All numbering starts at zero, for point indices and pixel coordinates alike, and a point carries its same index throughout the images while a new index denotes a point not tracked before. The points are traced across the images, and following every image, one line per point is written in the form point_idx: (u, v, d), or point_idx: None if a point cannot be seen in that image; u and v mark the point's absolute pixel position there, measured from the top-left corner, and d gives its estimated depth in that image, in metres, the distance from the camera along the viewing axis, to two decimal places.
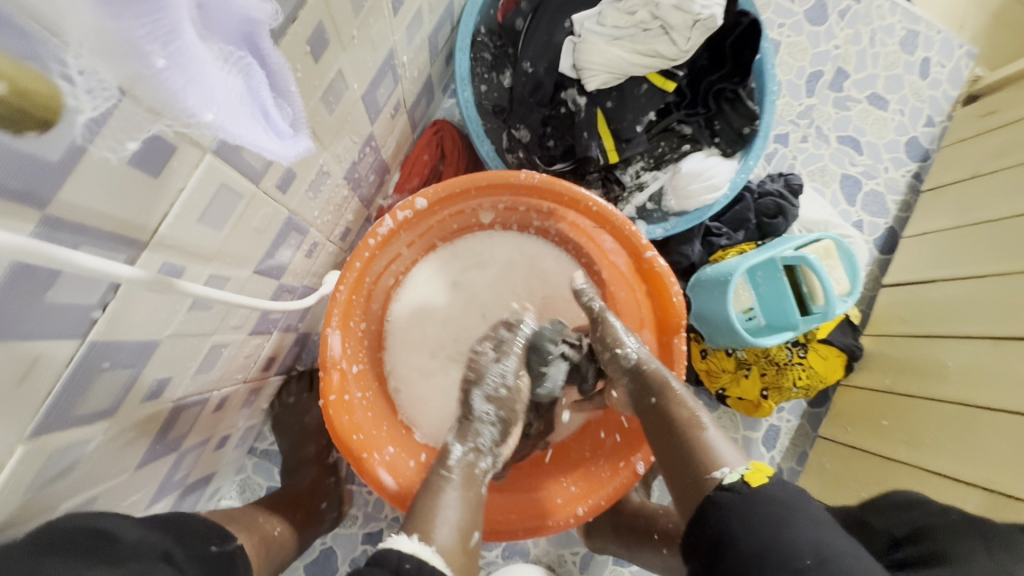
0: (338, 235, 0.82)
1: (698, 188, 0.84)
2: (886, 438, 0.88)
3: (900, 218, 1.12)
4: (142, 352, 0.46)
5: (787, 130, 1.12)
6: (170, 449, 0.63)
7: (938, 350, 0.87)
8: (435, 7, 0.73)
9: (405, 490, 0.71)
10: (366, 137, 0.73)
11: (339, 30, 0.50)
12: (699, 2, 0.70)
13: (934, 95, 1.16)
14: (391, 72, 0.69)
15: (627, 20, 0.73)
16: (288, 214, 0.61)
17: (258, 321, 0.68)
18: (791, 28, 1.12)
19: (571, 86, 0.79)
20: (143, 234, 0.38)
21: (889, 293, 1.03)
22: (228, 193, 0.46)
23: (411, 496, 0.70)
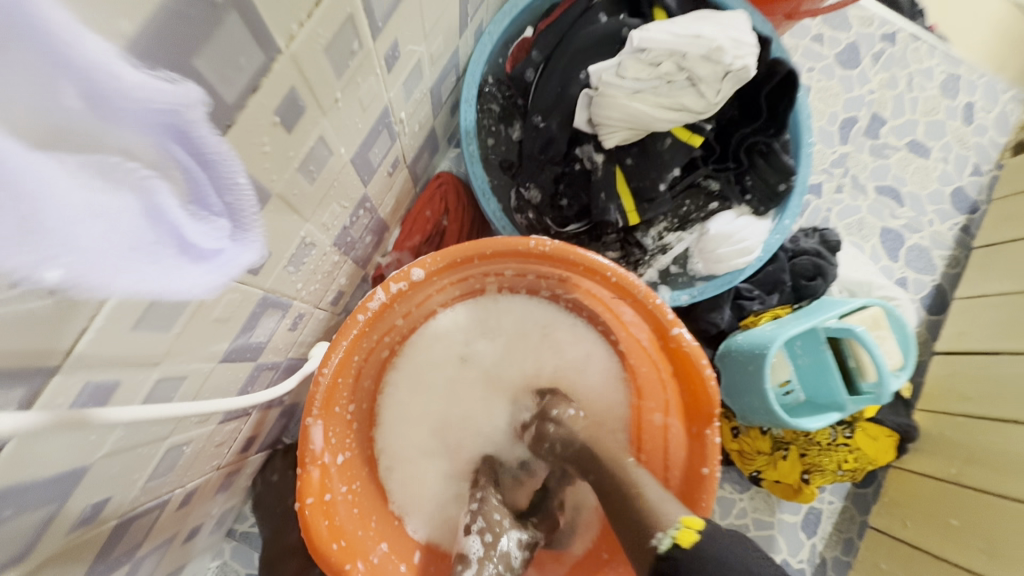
0: (329, 301, 0.75)
1: (728, 252, 0.76)
2: (958, 542, 0.76)
3: (949, 275, 1.02)
4: (65, 484, 0.38)
5: (820, 180, 1.03)
6: (119, 563, 0.55)
7: (1011, 438, 0.76)
8: (439, 58, 0.67)
9: None
10: (359, 199, 0.66)
11: (320, 95, 0.43)
12: (731, 53, 0.63)
13: (980, 141, 1.07)
14: (387, 130, 0.63)
15: (650, 72, 0.65)
16: (263, 293, 0.53)
17: (230, 409, 0.59)
18: (821, 72, 1.05)
19: (587, 142, 0.72)
20: (51, 360, 0.30)
21: (942, 362, 0.92)
22: (176, 291, 0.38)
23: None
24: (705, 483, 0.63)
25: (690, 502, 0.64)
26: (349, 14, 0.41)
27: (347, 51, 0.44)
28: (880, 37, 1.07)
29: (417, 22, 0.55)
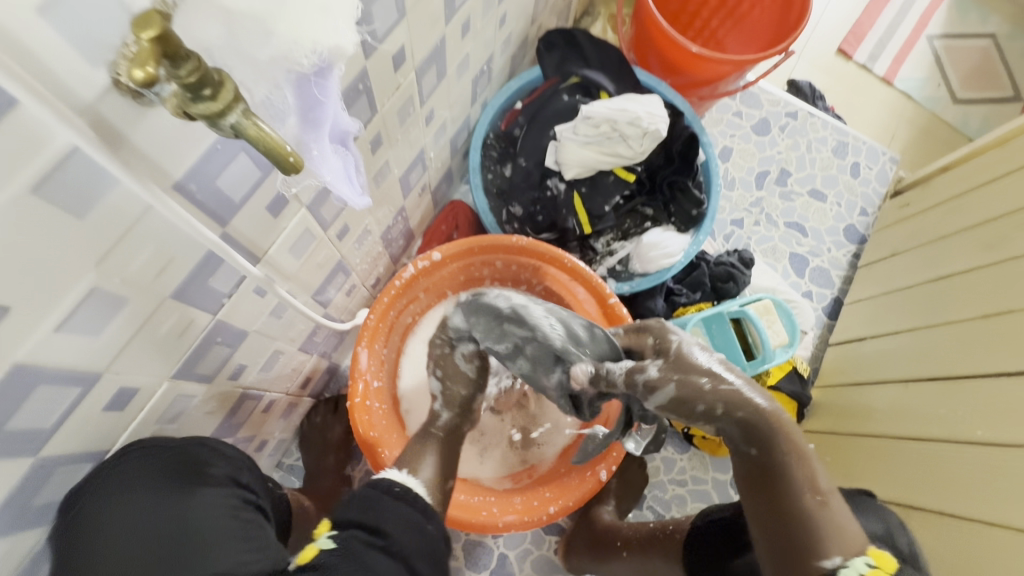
0: (371, 282, 1.05)
1: (656, 255, 1.06)
2: (830, 472, 1.01)
3: (844, 289, 1.31)
4: (238, 338, 0.66)
5: (741, 215, 1.35)
6: (229, 433, 0.81)
7: (867, 395, 1.02)
8: (457, 119, 1.01)
9: None
10: (399, 207, 0.98)
11: (390, 134, 0.76)
12: (647, 120, 0.97)
13: (865, 191, 1.40)
14: (421, 163, 0.96)
15: (595, 131, 0.98)
16: (339, 257, 0.84)
17: (307, 339, 0.88)
18: (740, 138, 1.41)
19: (554, 175, 1.05)
20: (260, 252, 0.60)
21: (833, 351, 1.19)
22: (308, 234, 0.69)
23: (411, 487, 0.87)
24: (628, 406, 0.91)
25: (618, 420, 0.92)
26: (411, 91, 0.75)
27: (407, 111, 0.77)
28: (785, 114, 1.43)
29: (445, 96, 0.89)
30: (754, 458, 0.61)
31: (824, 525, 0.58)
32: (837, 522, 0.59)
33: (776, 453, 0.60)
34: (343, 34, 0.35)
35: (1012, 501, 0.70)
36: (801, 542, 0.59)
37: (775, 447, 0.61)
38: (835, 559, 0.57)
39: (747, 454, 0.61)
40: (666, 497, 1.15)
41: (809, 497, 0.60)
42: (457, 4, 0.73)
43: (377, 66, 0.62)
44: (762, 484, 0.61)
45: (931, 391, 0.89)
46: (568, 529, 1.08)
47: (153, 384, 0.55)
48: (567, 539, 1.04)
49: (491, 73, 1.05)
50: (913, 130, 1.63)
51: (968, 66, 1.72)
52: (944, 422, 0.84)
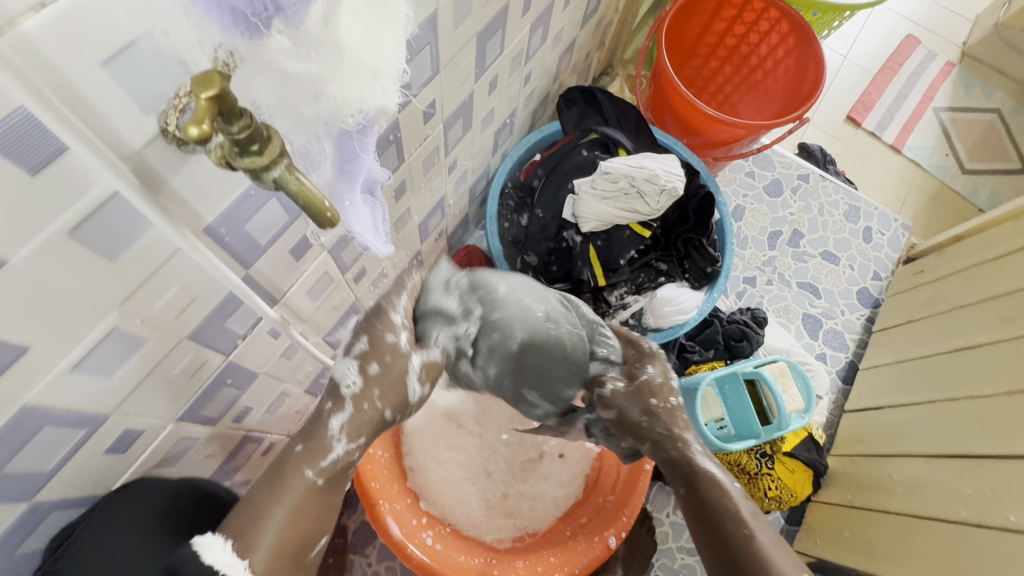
0: (382, 324, 1.04)
1: (670, 311, 1.06)
2: (847, 548, 0.96)
3: (858, 353, 1.29)
4: (246, 379, 0.65)
5: (754, 274, 1.35)
6: (226, 476, 0.79)
7: (888, 467, 0.98)
8: (478, 168, 1.03)
9: (405, 538, 0.81)
10: (416, 251, 0.98)
11: (414, 182, 0.77)
12: (666, 178, 0.98)
13: (878, 255, 1.40)
14: (441, 209, 0.97)
15: (612, 186, 1.00)
16: (353, 299, 0.83)
17: (313, 381, 0.86)
18: (753, 198, 1.43)
19: (571, 228, 1.05)
20: (278, 294, 0.60)
21: (849, 418, 1.16)
22: (326, 277, 0.68)
23: (409, 544, 0.81)
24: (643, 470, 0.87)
25: (632, 485, 0.88)
26: (437, 142, 0.77)
27: (431, 161, 0.79)
28: (797, 176, 1.46)
29: (468, 147, 0.91)
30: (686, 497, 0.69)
31: (767, 551, 0.62)
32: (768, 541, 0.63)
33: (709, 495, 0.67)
34: (390, 94, 0.35)
35: None
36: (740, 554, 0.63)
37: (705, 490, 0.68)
38: None
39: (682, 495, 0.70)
40: (674, 567, 1.09)
41: (738, 527, 0.64)
42: (487, 63, 0.76)
43: (408, 119, 0.63)
44: (701, 520, 0.67)
45: (956, 468, 0.85)
46: None
47: (158, 426, 0.53)
48: None
49: (512, 126, 1.08)
50: (923, 197, 1.65)
51: (975, 137, 1.76)
52: (973, 501, 0.80)
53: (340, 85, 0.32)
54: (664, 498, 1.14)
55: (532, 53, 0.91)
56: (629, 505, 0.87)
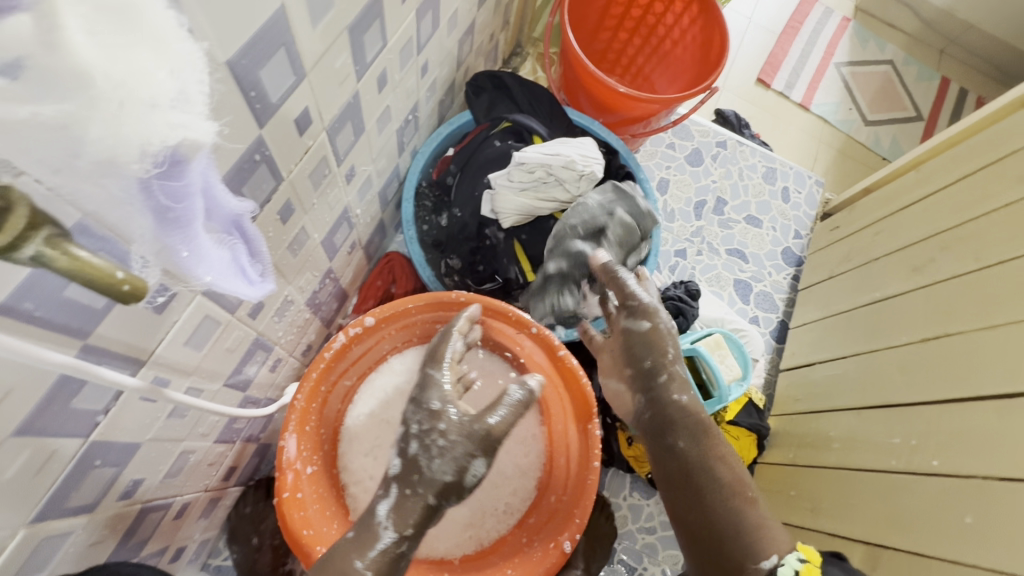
0: (301, 350, 0.95)
1: None
2: (795, 507, 0.99)
3: (787, 311, 1.33)
4: (126, 453, 0.56)
5: (684, 246, 1.36)
6: (130, 555, 0.70)
7: (822, 423, 1.02)
8: (384, 171, 0.95)
9: None
10: (326, 270, 0.90)
11: (302, 200, 0.69)
12: (582, 162, 0.95)
13: (797, 214, 1.44)
14: (347, 221, 0.89)
15: (529, 177, 0.95)
16: (256, 335, 0.75)
17: (223, 429, 0.77)
18: (675, 169, 1.43)
19: (492, 224, 1.00)
20: (144, 355, 0.51)
21: (785, 377, 1.20)
22: (209, 321, 0.60)
23: None
24: (592, 467, 0.86)
25: (581, 483, 0.87)
26: (324, 152, 0.69)
27: (321, 173, 0.71)
28: (715, 144, 1.47)
29: (366, 151, 0.83)
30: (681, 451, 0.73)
31: (763, 525, 0.66)
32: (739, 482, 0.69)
33: (695, 458, 0.71)
34: (195, 124, 0.28)
35: (977, 537, 0.67)
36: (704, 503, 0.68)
37: (699, 454, 0.72)
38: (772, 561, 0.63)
39: (671, 448, 0.73)
40: (637, 548, 1.11)
41: (743, 492, 0.69)
42: (368, 59, 0.68)
43: (276, 132, 0.55)
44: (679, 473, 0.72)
45: (880, 418, 0.89)
46: None
47: (2, 537, 0.44)
48: None
49: (418, 122, 1.00)
50: (833, 152, 1.71)
51: (874, 89, 1.84)
52: (901, 451, 0.82)
53: (105, 127, 0.24)
54: (620, 483, 1.14)
55: (423, 42, 0.83)
56: (572, 521, 0.84)
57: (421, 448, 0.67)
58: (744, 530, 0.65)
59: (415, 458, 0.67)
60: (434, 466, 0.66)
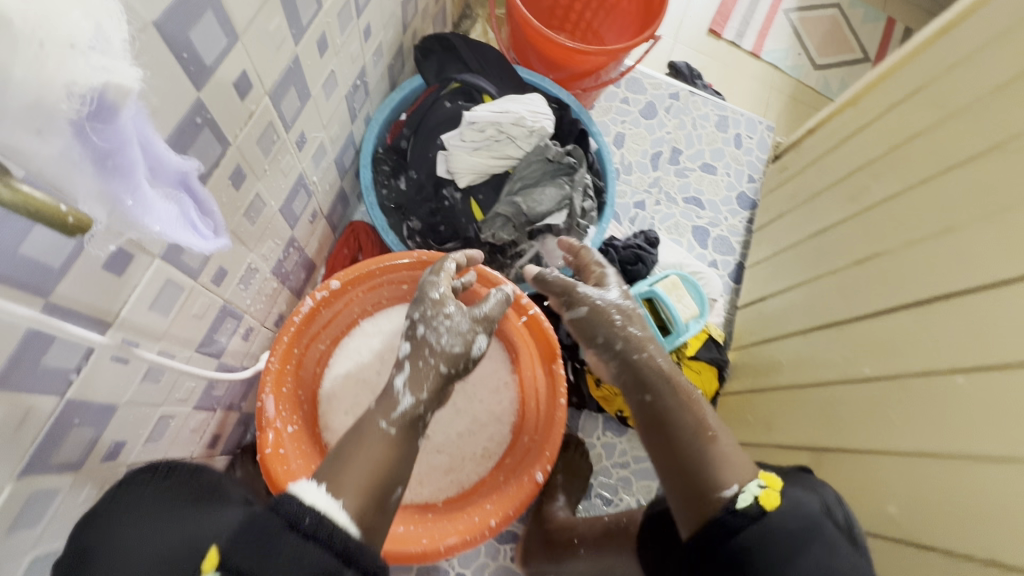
0: (272, 321, 0.98)
1: (563, 250, 1.07)
2: (752, 429, 1.07)
3: (743, 253, 1.39)
4: (103, 414, 0.59)
5: (643, 197, 1.41)
6: None
7: (774, 350, 1.09)
8: (337, 139, 0.97)
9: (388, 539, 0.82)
10: (288, 239, 0.92)
11: (253, 166, 0.71)
12: (529, 118, 1.00)
13: (749, 159, 1.49)
14: (305, 189, 0.91)
15: (479, 135, 0.98)
16: (223, 302, 0.77)
17: (201, 396, 0.80)
18: (631, 123, 1.46)
19: (449, 184, 1.02)
20: (109, 316, 0.54)
21: (742, 314, 1.27)
22: (172, 285, 0.63)
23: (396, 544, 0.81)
24: (558, 404, 0.92)
25: (550, 420, 0.92)
26: (270, 117, 0.70)
27: (269, 139, 0.73)
28: (668, 96, 1.50)
29: (315, 118, 0.85)
30: (650, 404, 0.76)
31: (716, 457, 0.69)
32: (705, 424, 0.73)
33: (674, 404, 0.75)
34: (118, 69, 0.31)
35: (898, 428, 0.74)
36: (671, 449, 0.73)
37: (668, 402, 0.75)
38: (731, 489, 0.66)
39: (644, 402, 0.77)
40: (612, 482, 1.18)
41: (705, 432, 0.72)
42: (305, 22, 0.69)
43: (215, 96, 0.57)
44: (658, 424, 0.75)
45: (822, 338, 0.96)
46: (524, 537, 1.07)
47: None
48: (527, 549, 1.04)
49: (367, 88, 1.01)
50: (784, 98, 1.76)
51: (822, 34, 1.88)
52: (839, 365, 0.89)
53: (28, 67, 0.27)
54: (593, 424, 1.21)
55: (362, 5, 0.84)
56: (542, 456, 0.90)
57: (428, 329, 0.74)
58: (706, 460, 0.69)
59: (423, 337, 0.74)
60: (442, 340, 0.73)
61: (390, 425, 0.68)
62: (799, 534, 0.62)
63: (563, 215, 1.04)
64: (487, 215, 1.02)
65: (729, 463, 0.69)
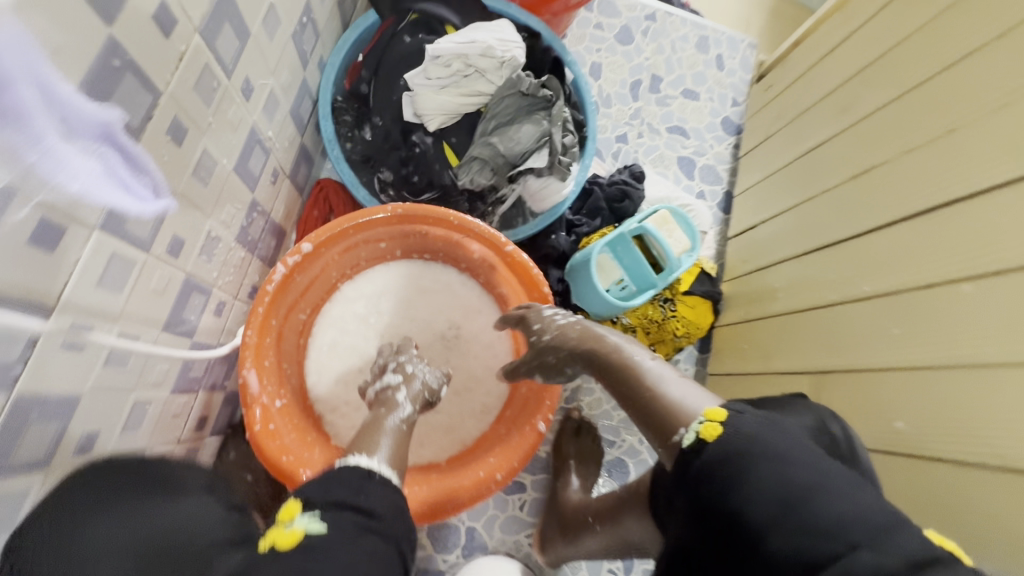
0: (245, 293, 0.92)
1: (546, 190, 1.02)
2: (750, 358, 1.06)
3: (731, 181, 1.35)
4: (66, 405, 0.54)
5: (624, 130, 1.34)
6: None
7: (768, 277, 1.06)
8: (290, 87, 0.88)
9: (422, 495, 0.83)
10: (250, 202, 0.85)
11: (194, 118, 0.63)
12: (498, 48, 0.91)
13: (732, 81, 1.41)
14: (260, 145, 0.83)
15: (445, 71, 0.90)
16: (185, 275, 0.71)
17: (178, 377, 0.75)
18: (606, 51, 1.36)
19: (418, 129, 0.94)
20: (50, 298, 0.48)
21: (733, 244, 1.24)
22: (121, 260, 0.56)
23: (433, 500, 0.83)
24: None
25: None
26: (204, 59, 0.62)
27: (208, 87, 0.64)
28: (644, 18, 1.40)
29: (260, 61, 0.76)
30: (610, 351, 0.76)
31: (661, 387, 0.67)
32: (675, 396, 0.65)
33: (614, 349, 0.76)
34: None
35: (906, 344, 0.73)
36: (649, 414, 0.67)
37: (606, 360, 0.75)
38: (680, 432, 0.61)
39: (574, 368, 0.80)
40: (615, 424, 1.19)
41: (643, 394, 0.68)
42: None
43: (131, 31, 0.49)
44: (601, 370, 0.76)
45: (818, 259, 0.93)
46: (549, 490, 1.08)
47: None
48: (551, 501, 1.05)
49: (315, 26, 0.91)
50: (765, 13, 1.66)
51: None
52: (838, 286, 0.87)
53: None
54: None
55: None
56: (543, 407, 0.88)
57: (408, 366, 0.82)
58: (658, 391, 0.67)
59: (405, 368, 0.82)
60: (422, 372, 0.82)
61: (403, 421, 0.72)
62: (814, 466, 0.51)
63: (544, 153, 0.98)
64: (464, 160, 0.95)
65: (683, 399, 0.64)
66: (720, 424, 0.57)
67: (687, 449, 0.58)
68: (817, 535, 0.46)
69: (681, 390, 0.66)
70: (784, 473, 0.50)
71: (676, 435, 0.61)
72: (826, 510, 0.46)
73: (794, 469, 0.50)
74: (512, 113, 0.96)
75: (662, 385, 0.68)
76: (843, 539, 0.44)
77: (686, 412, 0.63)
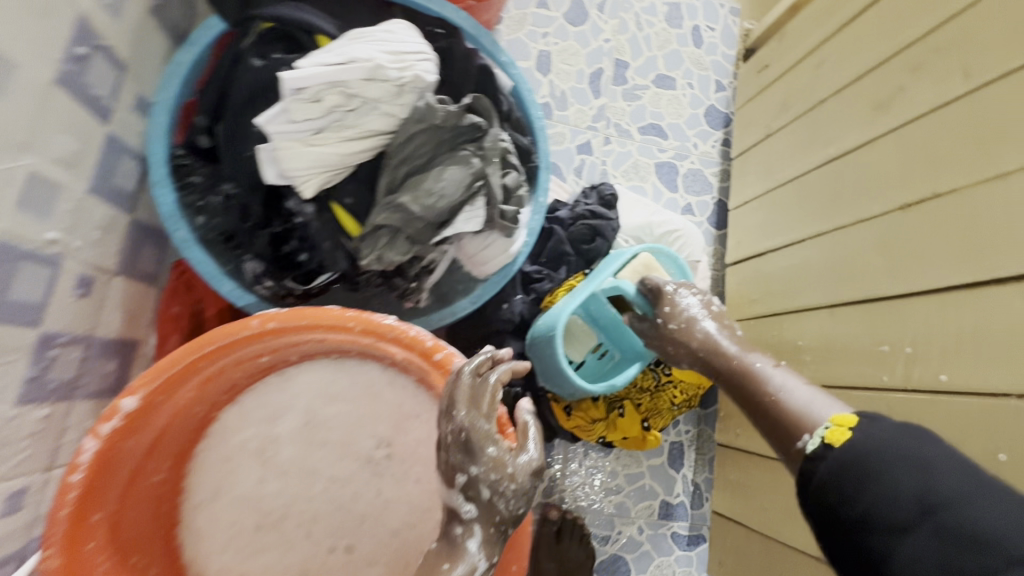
0: (71, 454, 0.64)
1: (489, 251, 0.75)
2: None
3: (723, 188, 1.09)
4: None
5: (587, 137, 1.06)
6: None
7: (786, 329, 0.83)
8: (79, 155, 0.58)
9: None
10: (38, 340, 0.56)
11: None
12: (392, 67, 0.61)
13: (714, 59, 1.14)
14: (34, 257, 0.54)
15: (317, 110, 0.60)
16: None
17: None
18: (555, 34, 1.07)
19: (292, 195, 0.66)
20: None
21: (734, 273, 0.99)
22: None
23: None
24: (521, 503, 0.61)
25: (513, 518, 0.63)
26: None
27: None
28: None
29: None
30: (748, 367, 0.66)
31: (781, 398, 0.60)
32: (801, 401, 0.58)
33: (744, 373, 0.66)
34: None
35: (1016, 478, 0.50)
36: (773, 422, 0.60)
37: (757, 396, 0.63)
38: (802, 439, 0.55)
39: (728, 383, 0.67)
40: (607, 513, 0.97)
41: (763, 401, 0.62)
42: None
43: None
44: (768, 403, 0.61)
45: (858, 317, 0.70)
46: None
47: None
48: None
49: (110, 55, 0.60)
50: None
51: None
52: (895, 362, 0.63)
53: None
54: (572, 450, 0.96)
55: None
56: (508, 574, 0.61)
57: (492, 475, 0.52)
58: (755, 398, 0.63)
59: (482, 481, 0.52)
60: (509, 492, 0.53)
61: None
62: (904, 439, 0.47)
63: (477, 206, 0.71)
64: (366, 231, 0.67)
65: (804, 410, 0.57)
66: (850, 431, 0.50)
67: (805, 455, 0.51)
68: (972, 550, 0.40)
69: (809, 395, 0.59)
70: (922, 472, 0.44)
71: (799, 442, 0.55)
72: (984, 517, 0.41)
73: (937, 473, 0.44)
74: (428, 153, 0.68)
75: (787, 390, 0.61)
76: (998, 551, 0.39)
77: (810, 417, 0.56)
